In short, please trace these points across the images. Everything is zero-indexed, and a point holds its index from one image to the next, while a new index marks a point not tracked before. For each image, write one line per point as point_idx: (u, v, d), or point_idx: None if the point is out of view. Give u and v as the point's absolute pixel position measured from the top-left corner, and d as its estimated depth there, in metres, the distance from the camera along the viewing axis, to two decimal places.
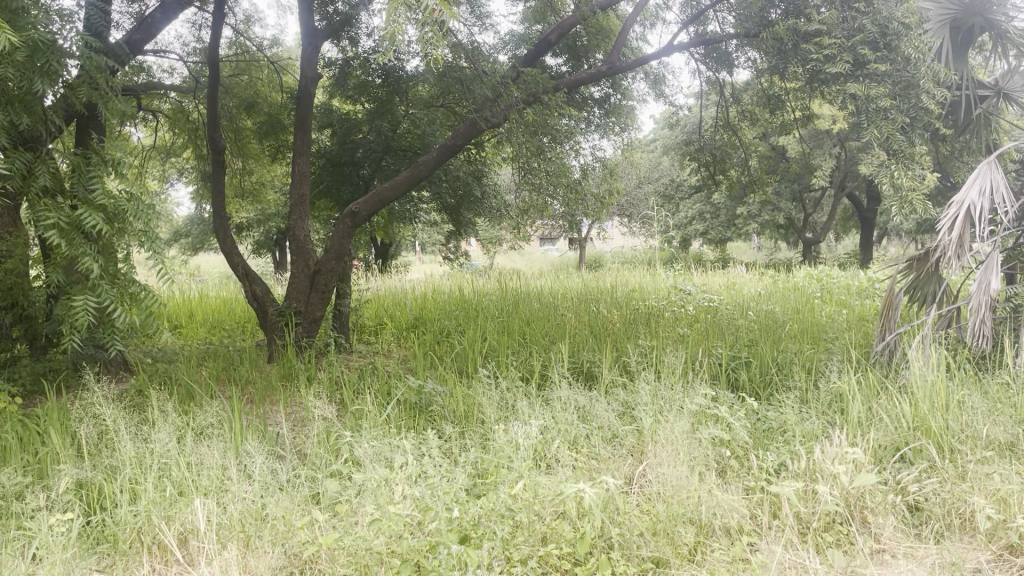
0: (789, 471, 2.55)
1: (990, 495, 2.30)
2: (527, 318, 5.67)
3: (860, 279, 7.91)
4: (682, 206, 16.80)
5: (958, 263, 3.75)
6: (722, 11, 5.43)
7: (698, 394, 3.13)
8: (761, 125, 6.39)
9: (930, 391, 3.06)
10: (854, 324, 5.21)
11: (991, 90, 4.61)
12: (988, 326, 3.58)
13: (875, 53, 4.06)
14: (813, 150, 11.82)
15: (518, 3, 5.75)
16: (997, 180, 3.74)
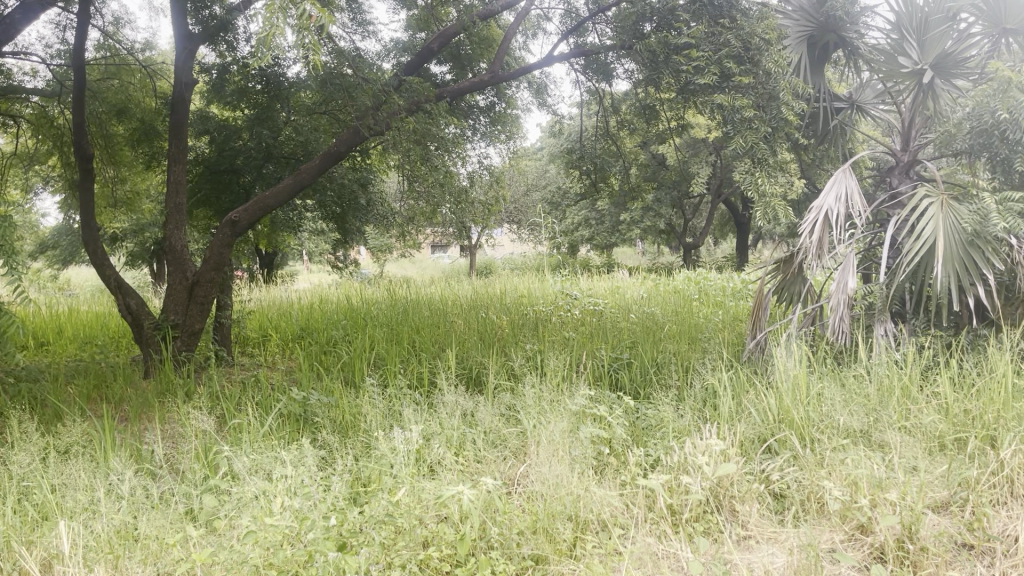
0: (662, 465, 2.67)
1: (842, 479, 2.48)
2: (416, 326, 5.66)
3: (735, 281, 8.29)
4: (569, 213, 17.12)
5: (819, 264, 4.00)
6: (600, 23, 5.59)
7: (579, 395, 3.23)
8: (640, 134, 6.62)
9: (793, 384, 3.26)
10: (729, 324, 5.47)
11: (845, 102, 4.95)
12: (846, 323, 3.84)
13: (739, 67, 4.30)
14: (691, 158, 12.29)
15: (400, 10, 5.75)
16: (851, 187, 4.02)
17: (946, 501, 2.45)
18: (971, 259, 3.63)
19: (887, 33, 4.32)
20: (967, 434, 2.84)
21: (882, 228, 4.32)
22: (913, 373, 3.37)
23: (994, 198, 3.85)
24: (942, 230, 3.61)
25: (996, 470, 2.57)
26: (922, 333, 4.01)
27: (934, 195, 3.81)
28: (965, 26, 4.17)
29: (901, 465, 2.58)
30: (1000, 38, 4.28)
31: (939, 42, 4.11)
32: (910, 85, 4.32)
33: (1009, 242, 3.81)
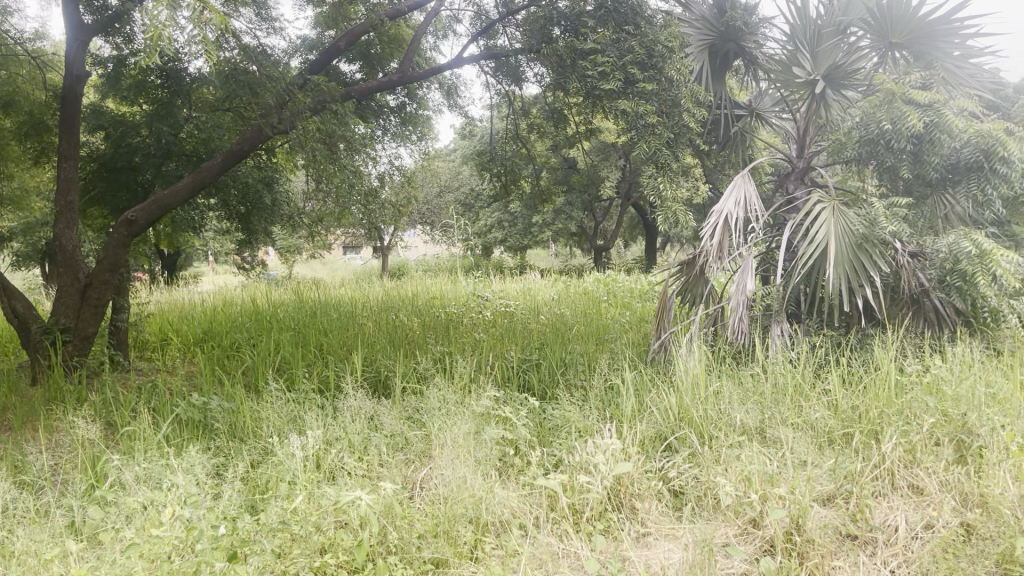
0: (564, 465, 2.70)
1: (736, 475, 2.56)
2: (324, 328, 5.56)
3: (643, 283, 8.46)
4: (483, 215, 17.14)
5: (719, 266, 4.11)
6: (510, 26, 5.61)
7: (484, 396, 3.23)
8: (550, 138, 6.68)
9: (693, 383, 3.34)
10: (636, 325, 5.57)
11: (745, 110, 5.13)
12: (745, 323, 3.96)
13: (643, 73, 4.39)
14: (601, 162, 12.48)
15: (306, 7, 5.63)
16: (749, 192, 4.16)
17: (833, 495, 2.56)
18: (861, 262, 3.79)
19: (783, 44, 4.49)
20: (854, 430, 2.97)
21: (779, 232, 4.48)
22: (806, 371, 3.51)
23: (881, 204, 4.05)
24: (834, 234, 3.77)
25: (878, 463, 2.69)
26: (816, 334, 4.17)
27: (826, 200, 3.97)
28: (854, 40, 4.37)
29: (792, 461, 2.68)
30: (887, 52, 4.49)
31: (831, 54, 4.30)
32: (804, 95, 4.50)
33: (894, 246, 4.01)
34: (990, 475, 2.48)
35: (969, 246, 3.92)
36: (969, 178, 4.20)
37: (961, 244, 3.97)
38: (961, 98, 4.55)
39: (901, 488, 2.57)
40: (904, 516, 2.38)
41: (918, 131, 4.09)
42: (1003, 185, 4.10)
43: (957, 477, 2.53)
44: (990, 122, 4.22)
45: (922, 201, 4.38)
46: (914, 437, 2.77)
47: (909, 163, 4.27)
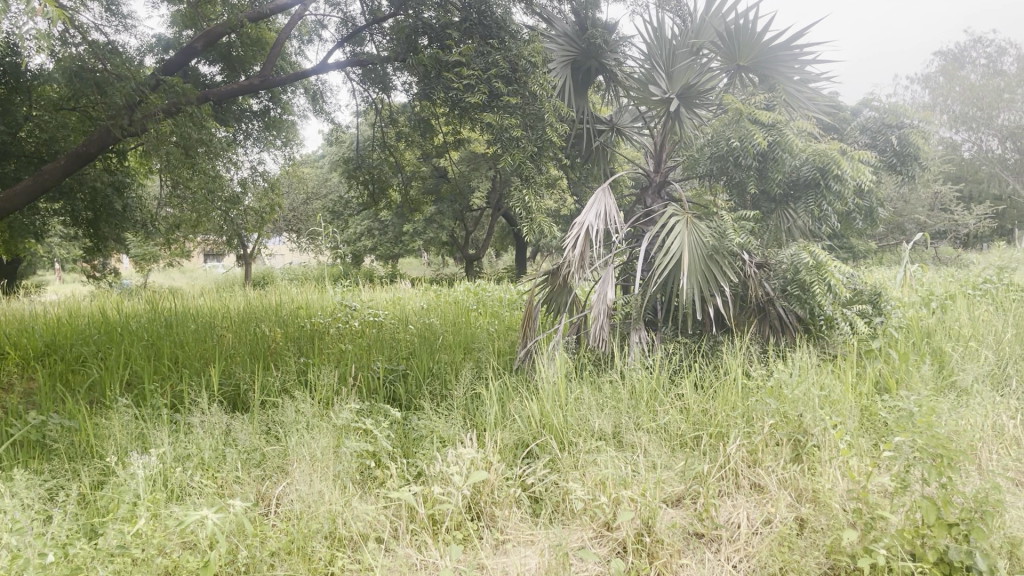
0: (425, 476, 2.70)
1: (590, 479, 2.64)
2: (180, 340, 5.31)
3: (511, 292, 8.58)
4: (352, 223, 16.88)
5: (581, 277, 4.19)
6: (377, 34, 5.56)
7: (345, 408, 3.18)
8: (417, 147, 6.67)
9: (553, 389, 3.42)
10: (503, 334, 5.63)
11: (606, 124, 5.30)
12: (607, 332, 4.06)
13: (507, 86, 4.46)
14: (471, 173, 12.55)
15: (161, 5, 5.39)
16: (608, 205, 4.29)
17: (681, 495, 2.69)
18: (711, 273, 3.99)
19: (640, 62, 4.68)
20: (702, 432, 3.12)
21: (637, 243, 4.65)
22: (660, 377, 3.66)
23: (730, 217, 4.28)
24: (687, 245, 3.96)
25: (723, 463, 2.85)
26: (672, 340, 4.35)
27: (681, 213, 4.15)
28: (706, 61, 4.61)
29: (644, 464, 2.79)
30: (736, 74, 4.76)
31: (685, 74, 4.52)
32: (660, 112, 4.70)
33: (742, 257, 4.25)
34: (820, 472, 2.67)
35: (807, 258, 4.14)
36: (808, 194, 4.45)
37: (800, 256, 4.20)
38: (801, 119, 4.87)
39: (744, 486, 2.73)
40: (745, 512, 2.52)
41: (763, 149, 4.32)
42: (838, 202, 4.37)
43: (793, 474, 2.70)
44: (825, 142, 4.54)
45: (767, 216, 4.67)
46: (756, 437, 2.94)
47: (756, 179, 4.54)
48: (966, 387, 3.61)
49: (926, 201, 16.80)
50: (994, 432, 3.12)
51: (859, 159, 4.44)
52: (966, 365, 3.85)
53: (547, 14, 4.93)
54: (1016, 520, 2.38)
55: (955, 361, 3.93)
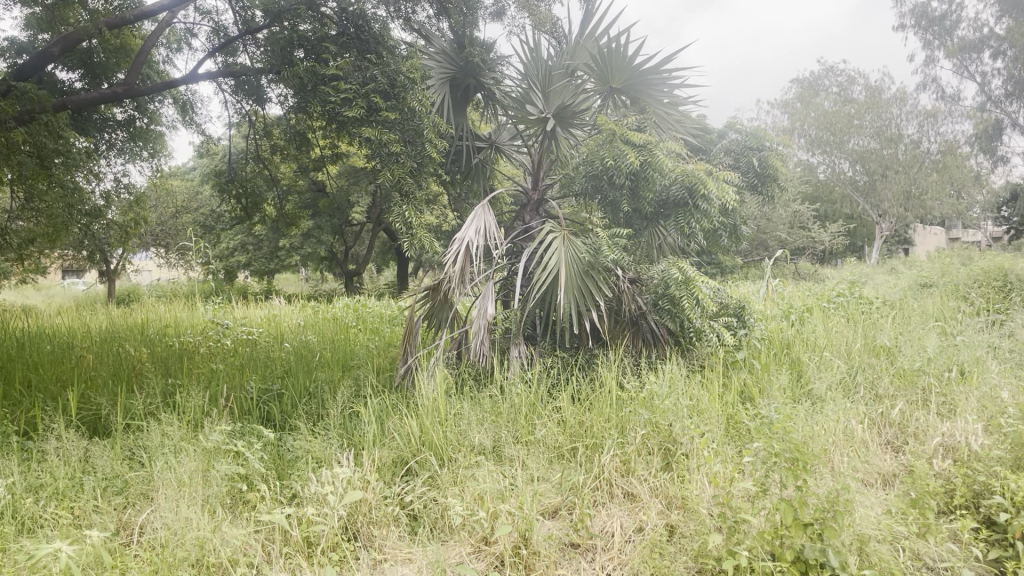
0: (300, 497, 2.64)
1: (469, 494, 2.65)
2: (34, 362, 4.98)
3: (391, 308, 8.49)
4: (225, 237, 16.28)
5: (461, 293, 4.20)
6: (250, 44, 5.42)
7: (215, 430, 3.06)
8: (293, 160, 6.52)
9: (433, 404, 3.41)
10: (383, 351, 5.56)
11: (486, 142, 5.36)
12: (487, 346, 4.08)
13: (385, 102, 4.44)
14: (350, 186, 12.37)
15: (13, 6, 5.07)
16: (488, 221, 4.33)
17: (557, 507, 2.74)
18: (587, 287, 4.09)
19: (517, 81, 4.77)
20: (579, 444, 3.19)
21: (516, 259, 4.71)
22: (538, 390, 3.71)
23: (605, 234, 4.41)
24: (564, 261, 4.04)
25: (598, 474, 2.92)
26: (550, 354, 4.43)
27: (557, 230, 4.25)
28: (581, 83, 4.75)
29: (521, 478, 2.83)
30: (609, 95, 4.93)
31: (561, 94, 4.64)
32: (538, 130, 4.80)
33: (615, 273, 4.38)
34: (689, 479, 2.78)
35: (677, 273, 4.32)
36: (677, 212, 4.65)
37: (669, 271, 4.32)
38: (670, 140, 5.09)
39: (617, 495, 2.81)
40: (619, 521, 2.60)
41: (635, 169, 4.43)
42: (704, 220, 4.58)
43: (664, 482, 2.81)
44: (692, 163, 4.75)
45: (639, 234, 4.79)
46: (629, 448, 3.03)
47: (628, 198, 4.63)
48: (820, 395, 3.85)
49: (786, 219, 17.78)
50: (845, 436, 3.34)
51: (722, 179, 4.68)
52: (821, 374, 4.11)
53: (425, 31, 4.96)
54: (864, 518, 2.56)
55: (811, 371, 4.18)
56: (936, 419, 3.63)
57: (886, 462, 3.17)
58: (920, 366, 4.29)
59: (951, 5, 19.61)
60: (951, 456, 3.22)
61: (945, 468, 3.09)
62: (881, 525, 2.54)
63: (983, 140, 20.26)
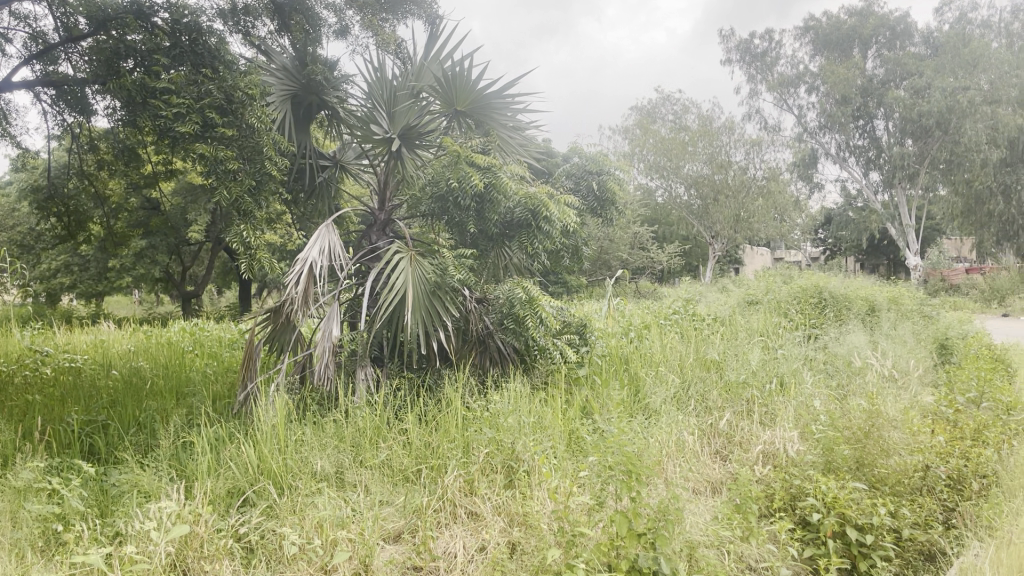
0: (124, 534, 2.48)
1: (307, 522, 2.59)
2: None
3: (231, 331, 8.15)
4: (45, 258, 15.09)
5: (305, 315, 4.07)
6: (74, 53, 5.08)
7: (28, 467, 2.82)
8: (122, 176, 6.16)
9: (272, 431, 3.29)
10: (222, 376, 5.32)
11: (330, 161, 5.25)
12: (331, 370, 3.98)
13: (221, 118, 4.28)
14: (187, 204, 11.81)
15: None
16: (332, 241, 4.23)
17: (400, 531, 2.71)
18: (433, 308, 4.10)
19: (362, 100, 4.72)
20: (423, 466, 3.18)
21: (362, 280, 4.64)
22: (383, 413, 3.66)
23: (450, 255, 4.43)
24: (410, 282, 4.03)
25: (441, 495, 2.92)
26: (397, 376, 4.39)
27: (404, 250, 4.22)
28: (426, 104, 4.77)
29: (363, 504, 2.79)
30: (454, 117, 4.97)
31: (406, 115, 4.64)
32: (383, 150, 4.76)
33: (462, 293, 4.41)
34: (530, 497, 2.83)
35: (521, 292, 4.41)
36: (521, 234, 4.75)
37: (514, 290, 4.37)
38: (515, 163, 5.19)
39: (460, 516, 2.82)
40: (461, 542, 2.61)
41: (480, 191, 4.48)
42: (547, 241, 4.71)
43: (506, 500, 2.84)
44: (535, 186, 4.87)
45: (486, 254, 4.83)
46: (473, 468, 3.05)
47: (474, 219, 4.65)
48: (656, 409, 4.03)
49: (628, 241, 18.54)
50: (677, 447, 3.51)
51: (564, 202, 4.82)
52: (656, 389, 4.30)
53: (264, 45, 4.83)
54: (694, 525, 2.70)
55: (648, 386, 4.36)
56: (759, 428, 3.89)
57: (714, 472, 3.36)
58: (745, 379, 4.58)
59: (771, 43, 21.25)
60: (771, 462, 3.46)
61: (766, 473, 3.32)
62: (709, 531, 2.69)
63: (801, 168, 21.99)
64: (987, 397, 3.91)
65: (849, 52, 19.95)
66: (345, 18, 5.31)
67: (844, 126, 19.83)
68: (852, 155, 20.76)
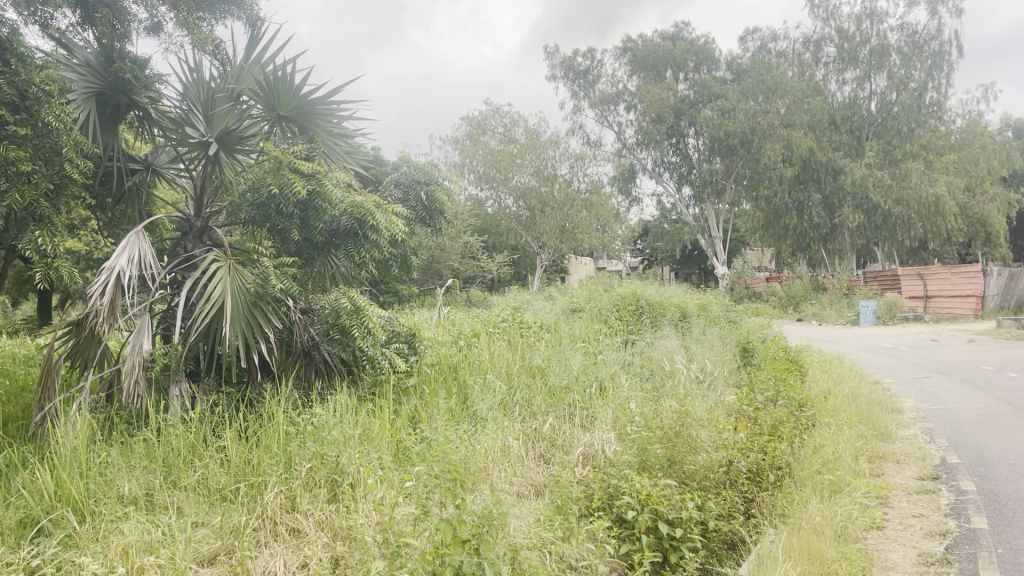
0: None
1: (110, 549, 2.43)
2: None
3: (28, 347, 7.47)
4: None
5: (111, 328, 3.79)
6: None
7: None
8: None
9: (72, 453, 3.04)
10: (16, 397, 4.85)
11: (141, 164, 4.94)
12: (142, 387, 3.73)
13: (14, 116, 3.97)
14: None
15: None
16: (143, 249, 3.97)
17: (216, 554, 2.60)
18: (253, 321, 3.96)
19: (176, 101, 4.49)
20: (242, 483, 3.05)
21: (177, 291, 4.39)
22: (199, 431, 3.48)
23: (271, 263, 4.27)
24: (230, 292, 3.87)
25: (260, 513, 2.83)
26: (215, 392, 4.18)
27: (222, 260, 4.04)
28: (245, 108, 4.60)
29: (175, 526, 2.65)
30: (277, 123, 4.82)
31: (225, 118, 4.50)
32: (199, 155, 4.54)
33: (286, 304, 4.29)
34: (354, 511, 2.79)
35: (348, 302, 4.31)
36: (347, 243, 4.66)
37: (340, 300, 4.28)
38: (340, 171, 5.10)
39: (281, 534, 2.73)
40: (282, 560, 2.53)
41: (303, 199, 4.36)
42: (374, 250, 4.65)
43: (329, 515, 2.79)
44: (361, 194, 4.80)
45: (311, 262, 4.70)
46: (293, 484, 2.97)
47: (298, 226, 4.53)
48: (483, 416, 4.09)
49: (459, 250, 18.71)
50: (502, 452, 3.58)
51: (390, 212, 4.79)
52: (483, 396, 4.35)
53: (64, 39, 4.49)
54: (517, 529, 2.76)
55: (475, 394, 4.41)
56: (580, 431, 4.06)
57: (537, 475, 3.45)
58: (566, 385, 4.74)
59: (592, 61, 22.18)
60: (590, 464, 3.61)
61: (586, 474, 3.46)
62: (532, 533, 2.76)
63: (622, 182, 23.04)
64: (782, 394, 4.25)
65: (662, 74, 21.04)
66: (157, 14, 5.06)
67: (660, 143, 20.99)
68: (666, 172, 22.04)
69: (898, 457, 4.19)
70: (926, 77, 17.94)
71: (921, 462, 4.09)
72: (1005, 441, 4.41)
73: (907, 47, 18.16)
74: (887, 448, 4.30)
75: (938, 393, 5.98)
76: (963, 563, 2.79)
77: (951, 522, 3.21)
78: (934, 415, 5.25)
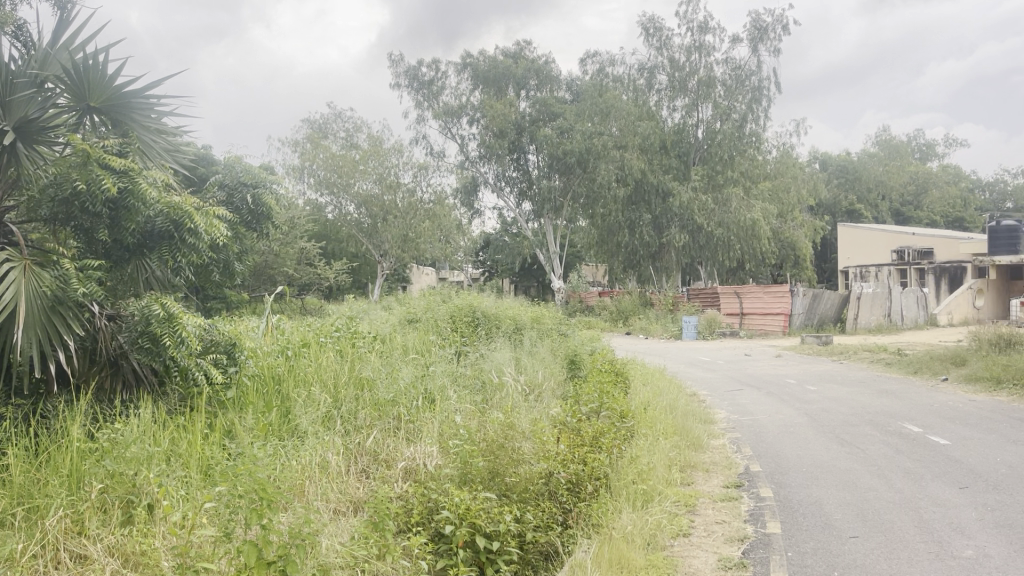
0: None
1: None
2: None
3: None
4: None
5: None
6: None
7: None
8: None
9: None
10: None
11: None
12: None
13: None
14: None
15: None
16: None
17: None
18: (50, 327, 3.64)
19: None
20: (23, 506, 2.79)
21: None
22: None
23: (73, 265, 3.93)
24: (22, 295, 3.55)
25: (41, 540, 2.59)
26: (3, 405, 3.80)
27: (15, 259, 3.69)
28: (50, 97, 4.23)
29: None
30: (86, 115, 4.48)
31: (23, 106, 4.12)
32: None
33: (90, 309, 3.97)
34: (149, 534, 2.60)
35: (160, 309, 4.03)
36: (162, 246, 4.36)
37: (151, 307, 4.00)
38: (157, 170, 4.80)
39: (64, 563, 2.52)
40: None
41: (114, 197, 4.05)
42: (192, 255, 4.41)
43: (122, 539, 2.60)
44: (180, 195, 4.54)
45: (120, 265, 4.36)
46: (82, 506, 2.74)
47: (107, 226, 4.18)
48: (303, 430, 3.97)
49: (294, 256, 18.13)
50: (320, 468, 3.47)
51: (212, 214, 4.56)
52: (305, 409, 4.22)
53: None
54: (328, 547, 2.67)
55: (296, 406, 4.27)
56: (403, 445, 4.02)
57: (356, 491, 3.37)
58: (393, 397, 4.67)
59: (438, 72, 22.22)
60: (411, 478, 3.58)
61: (406, 489, 3.42)
62: (343, 553, 2.69)
63: (464, 194, 23.20)
64: (605, 406, 4.38)
65: (504, 90, 21.48)
66: None
67: (501, 158, 21.33)
68: (508, 186, 22.40)
69: (707, 467, 4.43)
70: (747, 110, 19.31)
71: (727, 471, 4.35)
72: (801, 450, 4.77)
73: (730, 80, 19.50)
74: (698, 458, 4.55)
75: (747, 404, 6.39)
76: (756, 567, 2.97)
77: (749, 527, 3.41)
78: (742, 425, 5.60)
